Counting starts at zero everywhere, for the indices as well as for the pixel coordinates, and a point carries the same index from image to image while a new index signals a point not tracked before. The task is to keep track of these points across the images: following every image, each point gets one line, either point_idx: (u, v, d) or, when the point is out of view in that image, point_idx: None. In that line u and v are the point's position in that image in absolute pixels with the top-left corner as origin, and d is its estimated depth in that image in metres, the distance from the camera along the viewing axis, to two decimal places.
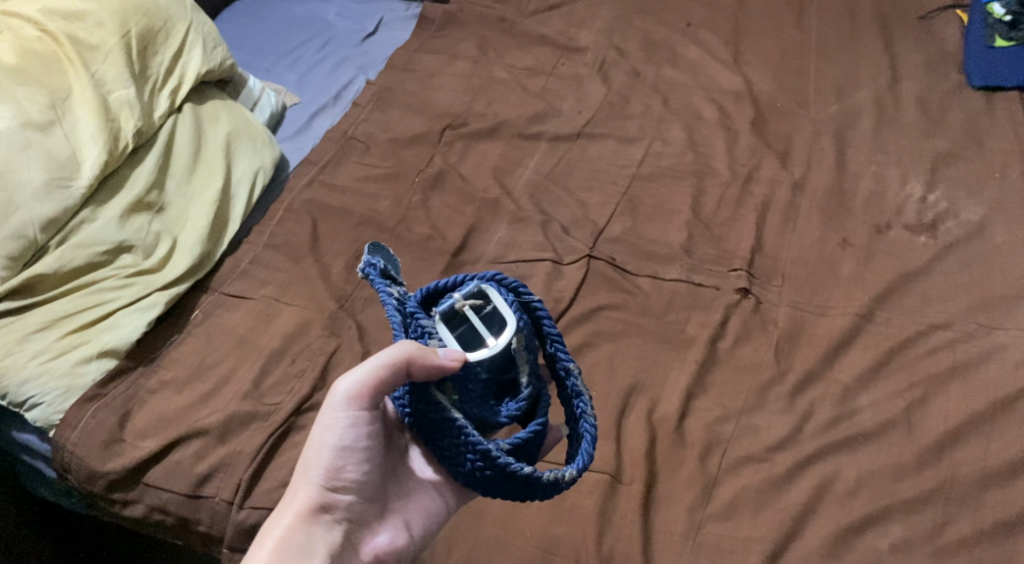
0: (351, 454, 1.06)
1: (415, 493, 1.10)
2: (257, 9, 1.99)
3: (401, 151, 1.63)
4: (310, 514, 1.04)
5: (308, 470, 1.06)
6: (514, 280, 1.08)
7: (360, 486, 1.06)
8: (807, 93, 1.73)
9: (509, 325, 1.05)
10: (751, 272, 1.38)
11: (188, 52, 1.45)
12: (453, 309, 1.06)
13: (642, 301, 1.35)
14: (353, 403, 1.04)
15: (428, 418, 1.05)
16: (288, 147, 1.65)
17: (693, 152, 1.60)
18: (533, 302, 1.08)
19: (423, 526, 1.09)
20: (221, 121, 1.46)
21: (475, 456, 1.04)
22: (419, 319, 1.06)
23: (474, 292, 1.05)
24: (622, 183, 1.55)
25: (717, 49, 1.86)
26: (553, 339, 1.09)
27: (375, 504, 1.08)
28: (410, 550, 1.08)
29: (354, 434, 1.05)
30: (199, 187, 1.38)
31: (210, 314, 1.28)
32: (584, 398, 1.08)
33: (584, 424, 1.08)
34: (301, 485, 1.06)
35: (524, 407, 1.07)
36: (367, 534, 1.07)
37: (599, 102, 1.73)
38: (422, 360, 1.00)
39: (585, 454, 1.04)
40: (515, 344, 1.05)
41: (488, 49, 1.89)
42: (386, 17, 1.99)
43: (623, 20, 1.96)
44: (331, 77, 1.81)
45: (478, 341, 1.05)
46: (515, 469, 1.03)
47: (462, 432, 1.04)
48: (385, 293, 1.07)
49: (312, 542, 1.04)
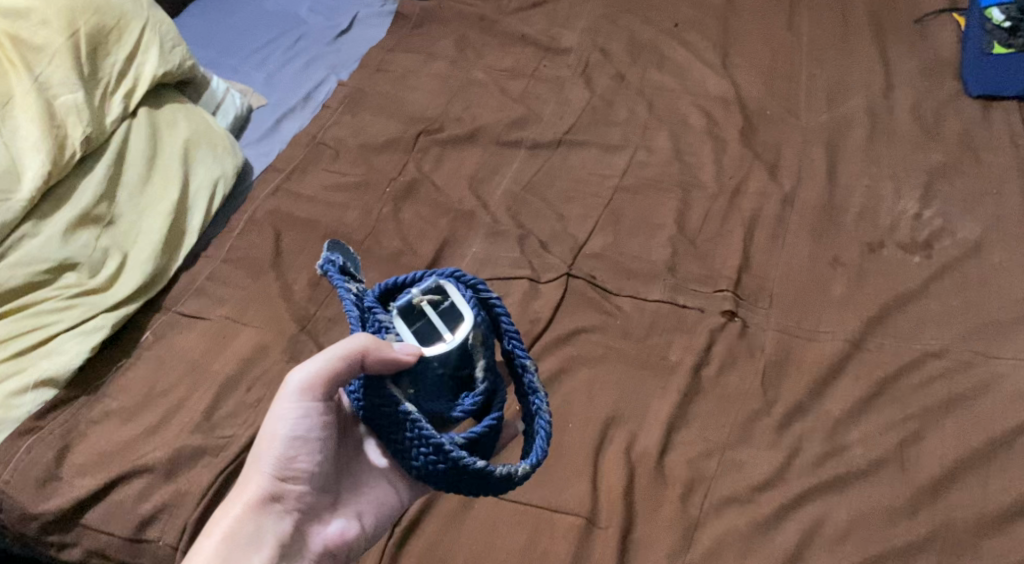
0: (305, 443, 1.01)
1: (366, 485, 1.07)
2: (226, 3, 1.90)
3: (372, 157, 1.55)
4: (259, 504, 1.00)
5: (258, 459, 1.02)
6: (471, 276, 1.05)
7: (312, 477, 1.02)
8: (798, 100, 1.66)
9: (465, 319, 1.02)
10: (737, 292, 1.30)
11: (144, 52, 1.36)
12: (410, 304, 1.03)
13: (622, 323, 1.27)
14: (307, 392, 1.00)
15: (381, 412, 1.01)
16: (251, 151, 1.57)
17: (679, 163, 1.52)
18: (491, 299, 1.05)
19: (375, 519, 1.06)
20: (179, 127, 1.39)
21: (427, 450, 1.00)
22: (377, 313, 1.04)
23: (432, 287, 1.02)
24: (604, 195, 1.48)
25: (706, 52, 1.79)
26: (511, 336, 1.06)
27: (326, 495, 1.04)
28: (361, 544, 1.05)
29: (307, 425, 1.01)
30: (153, 197, 1.31)
31: (161, 335, 1.21)
32: (541, 393, 1.04)
33: (540, 420, 1.03)
34: (251, 474, 1.01)
35: (481, 401, 1.03)
36: (317, 526, 1.03)
37: (582, 107, 1.66)
38: (377, 353, 0.97)
39: (539, 451, 1.00)
40: (472, 339, 1.03)
41: (467, 48, 1.81)
42: (361, 13, 1.90)
43: (609, 20, 1.88)
44: (301, 77, 1.72)
45: (435, 336, 1.02)
46: (468, 462, 0.99)
47: (415, 424, 0.99)
48: (344, 289, 1.05)
49: (261, 533, 0.99)
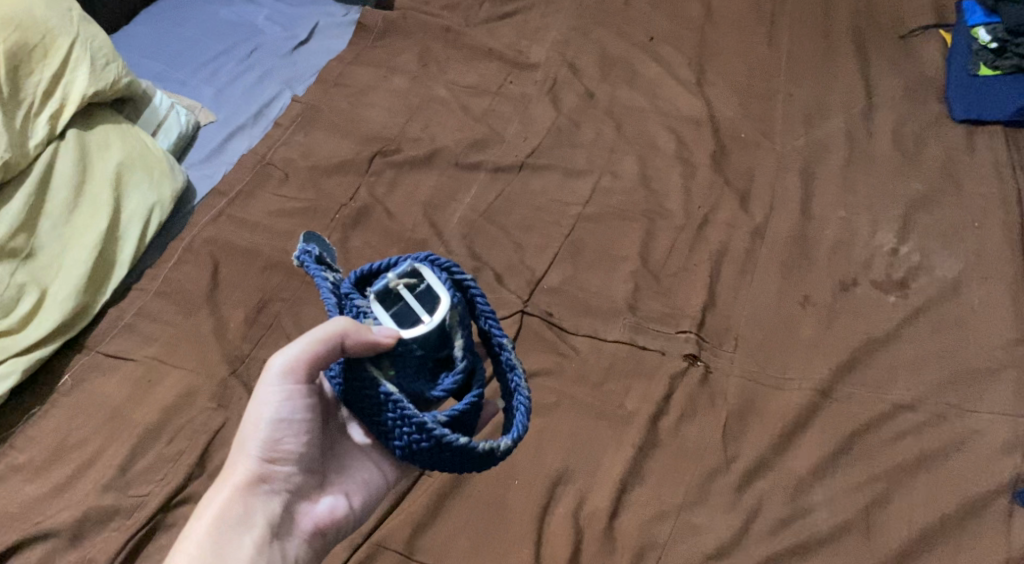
0: (289, 425, 1.00)
1: (351, 465, 1.05)
2: (179, 11, 1.81)
3: (322, 180, 1.47)
4: (247, 486, 0.98)
5: (243, 442, 1.00)
6: (445, 260, 1.01)
7: (299, 458, 1.00)
8: (774, 122, 1.58)
9: (442, 301, 0.99)
10: (701, 334, 1.21)
11: (72, 70, 1.29)
12: (387, 289, 1.00)
13: (578, 367, 1.19)
14: (289, 375, 0.98)
15: (361, 393, 0.98)
16: (195, 173, 1.49)
17: (645, 190, 1.44)
18: (465, 282, 1.02)
19: (362, 498, 1.04)
20: (112, 149, 1.31)
21: (410, 429, 0.97)
22: (354, 298, 1.01)
23: (408, 271, 0.99)
24: (566, 224, 1.40)
25: (679, 68, 1.71)
26: (487, 317, 1.03)
27: (314, 475, 1.02)
28: (350, 522, 1.03)
29: (291, 407, 0.99)
30: (79, 227, 1.24)
31: (80, 380, 1.16)
32: (518, 370, 1.01)
33: (519, 396, 1.01)
34: (237, 457, 0.99)
35: (461, 380, 1.00)
36: (305, 506, 1.01)
37: (547, 127, 1.58)
38: (356, 335, 0.94)
39: (520, 426, 0.98)
40: (450, 319, 1.00)
41: (430, 63, 1.73)
42: (321, 23, 1.81)
43: (580, 32, 1.81)
44: (253, 92, 1.64)
45: (414, 318, 0.99)
46: (451, 439, 0.96)
47: (396, 405, 0.97)
48: (320, 278, 1.02)
49: (251, 513, 0.98)
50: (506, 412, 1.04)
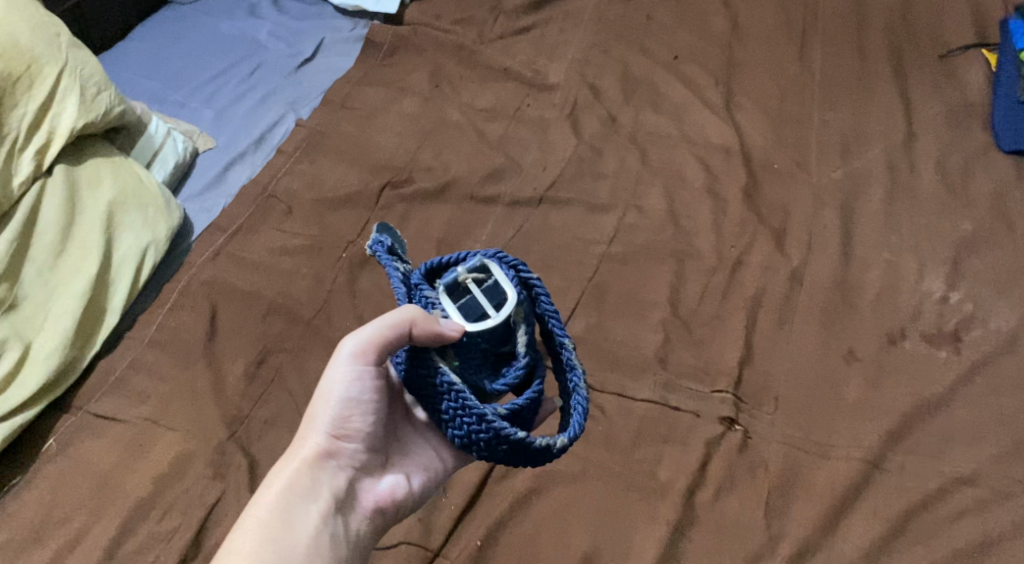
0: (358, 404, 0.96)
1: (412, 449, 1.01)
2: (178, 24, 1.72)
3: (327, 215, 1.38)
4: (313, 460, 0.94)
5: (311, 416, 0.96)
6: (513, 257, 0.97)
7: (366, 438, 0.96)
8: (808, 150, 1.49)
9: (508, 297, 0.94)
10: (738, 394, 1.12)
11: (60, 102, 1.20)
12: (457, 282, 0.96)
13: (605, 430, 1.10)
14: (361, 355, 0.94)
15: (422, 380, 0.95)
16: (193, 205, 1.40)
17: (673, 227, 1.35)
18: (532, 281, 0.97)
19: (424, 482, 1.00)
20: (103, 186, 1.23)
21: (470, 420, 0.93)
22: (423, 289, 0.97)
23: (477, 265, 0.96)
24: (589, 263, 1.31)
25: (706, 90, 1.62)
26: (551, 317, 0.98)
27: (378, 455, 0.98)
28: (411, 504, 0.99)
29: (361, 385, 0.95)
30: (67, 273, 1.16)
31: (66, 444, 1.09)
32: (579, 371, 0.97)
33: (577, 396, 0.97)
34: (306, 431, 0.95)
35: (522, 375, 0.96)
36: (368, 485, 0.97)
37: (566, 156, 1.48)
38: (424, 327, 0.91)
39: (577, 426, 0.94)
40: (515, 315, 0.96)
41: (443, 82, 1.63)
42: (328, 38, 1.72)
43: (600, 49, 1.71)
44: (255, 114, 1.55)
45: (482, 313, 0.95)
46: (507, 433, 0.92)
47: (457, 396, 0.93)
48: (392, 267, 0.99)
49: (317, 488, 0.93)
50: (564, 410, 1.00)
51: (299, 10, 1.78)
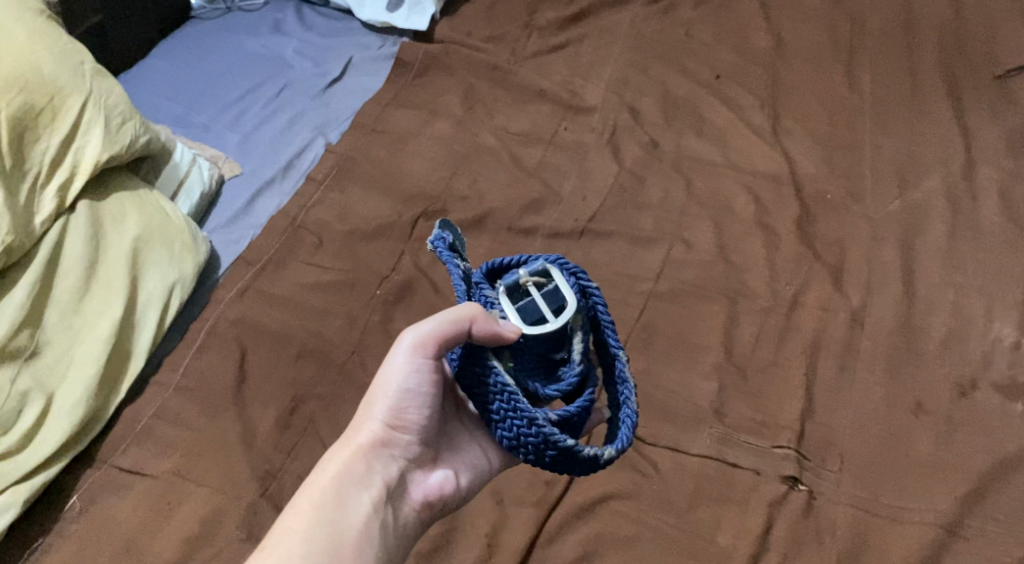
0: (415, 396, 0.95)
1: (460, 445, 1.01)
2: (200, 42, 1.66)
3: (359, 247, 1.31)
4: (368, 448, 0.94)
5: (368, 404, 0.96)
6: (574, 265, 0.97)
7: (420, 430, 0.96)
8: (862, 179, 1.41)
9: (568, 303, 0.95)
10: (801, 450, 1.08)
11: (85, 133, 1.14)
12: (517, 283, 0.96)
13: (659, 489, 1.06)
14: (421, 348, 0.93)
15: (477, 380, 0.93)
16: (219, 238, 1.33)
17: (723, 264, 1.28)
18: (591, 289, 0.97)
19: (471, 479, 1.00)
20: (128, 222, 1.17)
21: (522, 423, 0.92)
22: (483, 288, 0.97)
23: (540, 269, 0.96)
24: (636, 302, 1.24)
25: (751, 113, 1.55)
26: (608, 328, 0.97)
27: (429, 449, 0.98)
28: (458, 500, 0.99)
29: (419, 378, 0.95)
30: (91, 315, 1.10)
31: (90, 502, 1.04)
32: (631, 384, 0.96)
33: (626, 409, 0.96)
34: (363, 417, 0.95)
35: (574, 382, 0.95)
36: (417, 477, 0.97)
37: (607, 185, 1.41)
38: (485, 325, 0.91)
39: (626, 437, 0.93)
40: (572, 322, 0.96)
41: (476, 104, 1.56)
42: (356, 56, 1.65)
43: (638, 68, 1.64)
44: (282, 139, 1.48)
45: (540, 317, 0.95)
46: (558, 439, 0.91)
47: (512, 396, 0.92)
48: (451, 264, 0.98)
49: (370, 475, 0.93)
50: (612, 422, 0.99)
51: (326, 26, 1.72)
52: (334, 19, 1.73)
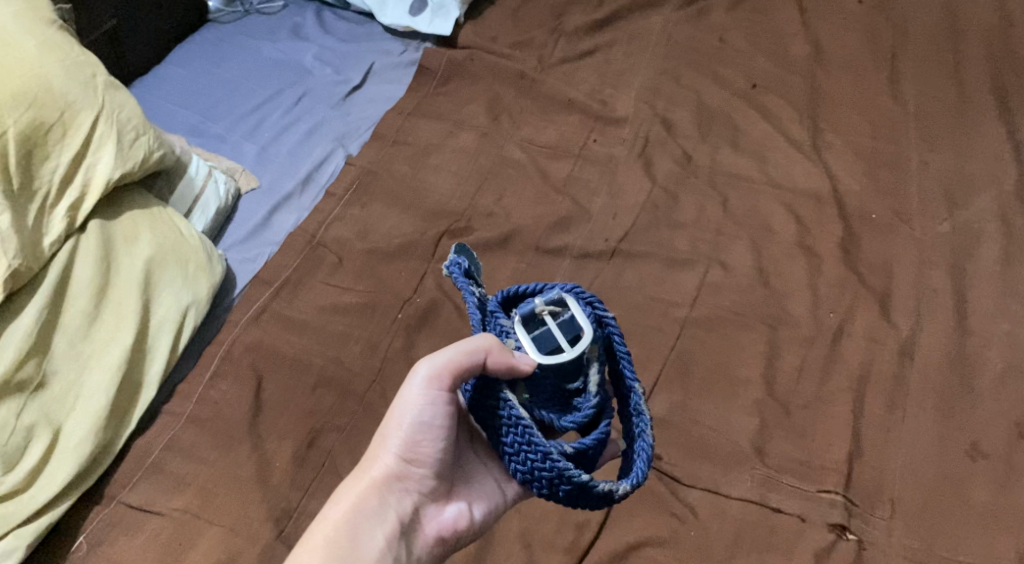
0: (430, 429, 0.92)
1: (477, 478, 0.97)
2: (217, 47, 1.60)
3: (380, 268, 1.26)
4: (382, 482, 0.92)
5: (382, 434, 0.93)
6: (590, 294, 0.92)
7: (435, 464, 0.93)
8: (909, 197, 1.34)
9: (584, 334, 0.90)
10: (849, 494, 1.03)
11: (96, 150, 1.09)
12: (533, 313, 0.91)
13: (698, 535, 1.02)
14: (435, 381, 0.90)
15: (490, 412, 0.89)
16: (235, 256, 1.28)
17: (763, 288, 1.22)
18: (607, 319, 0.93)
19: (488, 512, 0.96)
20: (140, 242, 1.12)
21: (536, 457, 0.88)
22: (498, 317, 0.93)
23: (556, 298, 0.91)
24: (670, 329, 1.18)
25: (789, 124, 1.48)
26: (624, 359, 0.93)
27: (445, 482, 0.94)
28: (475, 533, 0.96)
29: (434, 412, 0.91)
30: (102, 342, 1.05)
31: (99, 542, 1.00)
32: (647, 417, 0.92)
33: (642, 443, 0.92)
34: (377, 449, 0.92)
35: (591, 416, 0.91)
36: (432, 511, 0.94)
37: (639, 202, 1.35)
38: (499, 358, 0.87)
39: (641, 473, 0.89)
40: (589, 352, 0.91)
41: (501, 115, 1.50)
42: (377, 63, 1.59)
43: (670, 77, 1.57)
44: (300, 151, 1.43)
45: (556, 346, 0.90)
46: (572, 474, 0.87)
47: (525, 431, 0.87)
48: (466, 292, 0.94)
49: (382, 511, 0.91)
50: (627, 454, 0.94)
51: (346, 30, 1.66)
52: (355, 24, 1.68)
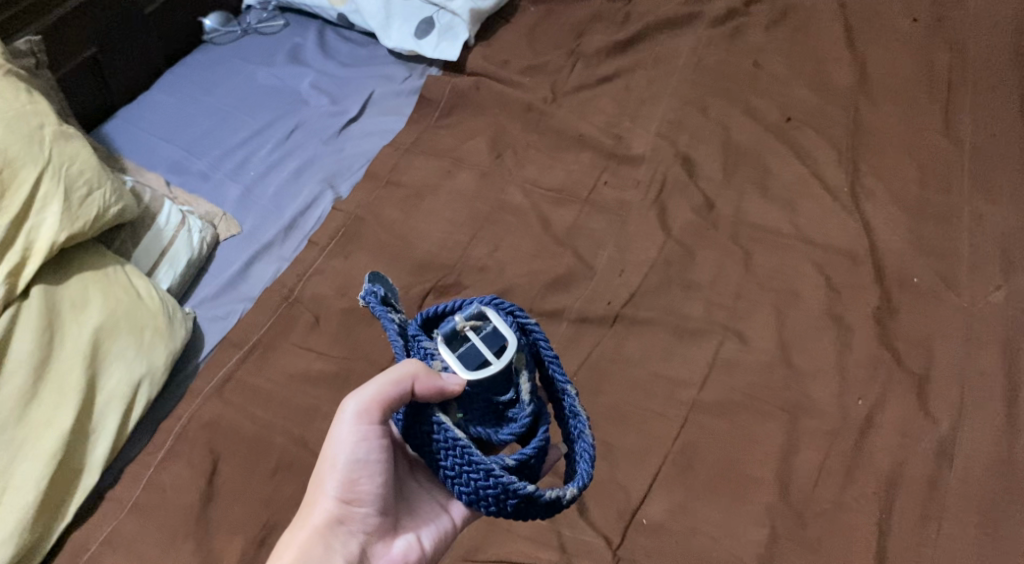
0: (365, 466, 0.90)
1: (420, 506, 0.95)
2: (209, 72, 1.50)
3: (356, 329, 1.15)
4: (325, 528, 0.89)
5: (318, 480, 0.91)
6: (510, 303, 0.91)
7: (376, 501, 0.91)
8: (959, 257, 1.19)
9: (509, 344, 0.88)
10: None
11: (40, 210, 1.02)
12: (454, 331, 0.89)
13: None
14: (365, 415, 0.88)
15: (424, 437, 0.88)
16: (203, 313, 1.19)
17: (785, 369, 1.10)
18: (530, 326, 0.91)
19: (438, 542, 0.94)
20: (91, 308, 1.04)
21: (478, 476, 0.86)
22: (421, 340, 0.91)
23: (475, 313, 0.89)
24: (674, 416, 1.07)
25: (826, 165, 1.32)
26: (552, 363, 0.92)
27: (389, 518, 0.92)
28: None
29: (367, 447, 0.89)
30: (38, 424, 0.97)
31: None
32: (583, 417, 0.91)
33: (581, 444, 0.91)
34: (315, 496, 0.90)
35: (528, 425, 0.89)
36: (380, 549, 0.91)
37: (650, 259, 1.22)
38: (426, 381, 0.86)
39: (586, 474, 0.88)
40: (516, 362, 0.90)
41: (505, 151, 1.37)
42: (377, 91, 1.47)
43: (696, 106, 1.41)
44: (286, 193, 1.33)
45: (482, 361, 0.88)
46: (517, 487, 0.85)
47: (464, 450, 0.86)
48: (386, 319, 0.93)
49: (330, 557, 0.88)
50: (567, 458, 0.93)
51: (348, 52, 1.55)
52: (358, 45, 1.56)
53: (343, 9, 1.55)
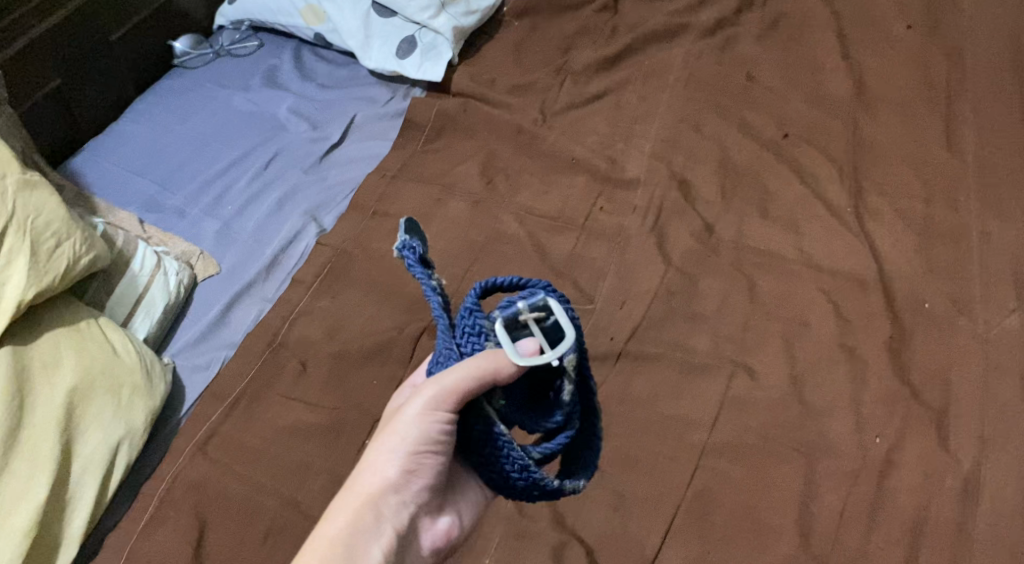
0: (433, 442, 0.83)
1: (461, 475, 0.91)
2: (182, 98, 1.43)
3: (348, 376, 1.10)
4: (378, 494, 0.83)
5: (381, 443, 0.84)
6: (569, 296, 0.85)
7: (436, 474, 0.85)
8: (971, 280, 1.14)
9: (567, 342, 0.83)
10: None
11: (6, 267, 0.98)
12: (516, 317, 0.83)
13: None
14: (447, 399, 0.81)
15: (467, 422, 0.84)
16: (184, 362, 1.14)
17: (798, 406, 1.06)
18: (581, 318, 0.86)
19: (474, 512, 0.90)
20: (63, 369, 1.00)
21: (513, 469, 0.83)
22: (476, 317, 0.84)
23: (542, 304, 0.83)
24: (685, 459, 1.04)
25: (829, 181, 1.26)
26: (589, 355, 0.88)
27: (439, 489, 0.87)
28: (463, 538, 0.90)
29: (440, 425, 0.83)
30: (11, 496, 0.93)
31: None
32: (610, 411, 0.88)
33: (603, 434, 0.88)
34: (375, 458, 0.84)
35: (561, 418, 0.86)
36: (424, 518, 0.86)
37: (652, 290, 1.17)
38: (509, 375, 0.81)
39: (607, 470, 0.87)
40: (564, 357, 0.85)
41: (496, 177, 1.31)
42: (359, 114, 1.41)
43: (691, 122, 1.35)
44: (267, 227, 1.26)
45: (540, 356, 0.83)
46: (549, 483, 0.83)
47: (506, 445, 0.83)
48: (429, 285, 0.85)
49: (381, 524, 0.82)
50: None
51: (327, 73, 1.48)
52: (337, 65, 1.49)
53: (320, 29, 1.48)
